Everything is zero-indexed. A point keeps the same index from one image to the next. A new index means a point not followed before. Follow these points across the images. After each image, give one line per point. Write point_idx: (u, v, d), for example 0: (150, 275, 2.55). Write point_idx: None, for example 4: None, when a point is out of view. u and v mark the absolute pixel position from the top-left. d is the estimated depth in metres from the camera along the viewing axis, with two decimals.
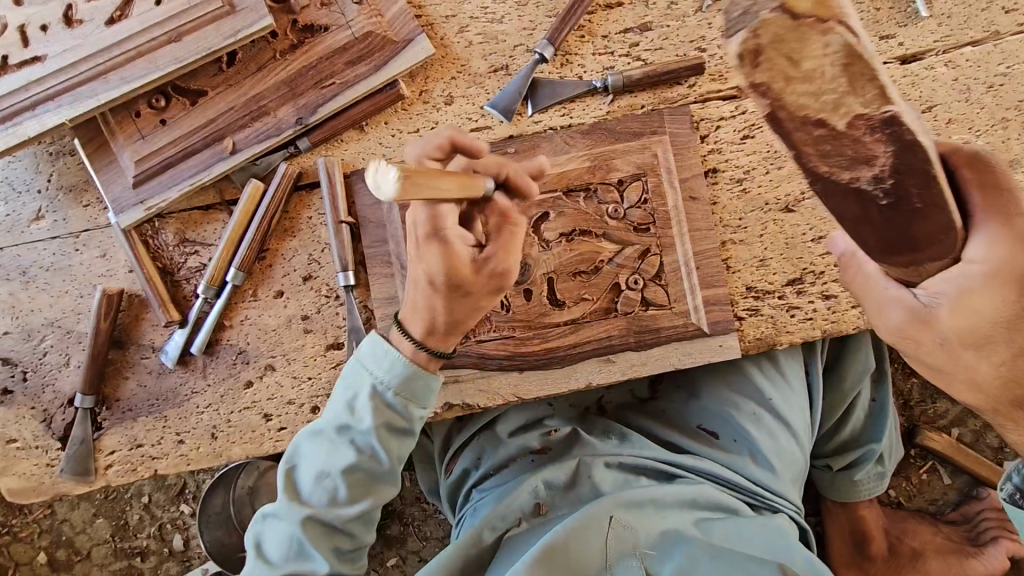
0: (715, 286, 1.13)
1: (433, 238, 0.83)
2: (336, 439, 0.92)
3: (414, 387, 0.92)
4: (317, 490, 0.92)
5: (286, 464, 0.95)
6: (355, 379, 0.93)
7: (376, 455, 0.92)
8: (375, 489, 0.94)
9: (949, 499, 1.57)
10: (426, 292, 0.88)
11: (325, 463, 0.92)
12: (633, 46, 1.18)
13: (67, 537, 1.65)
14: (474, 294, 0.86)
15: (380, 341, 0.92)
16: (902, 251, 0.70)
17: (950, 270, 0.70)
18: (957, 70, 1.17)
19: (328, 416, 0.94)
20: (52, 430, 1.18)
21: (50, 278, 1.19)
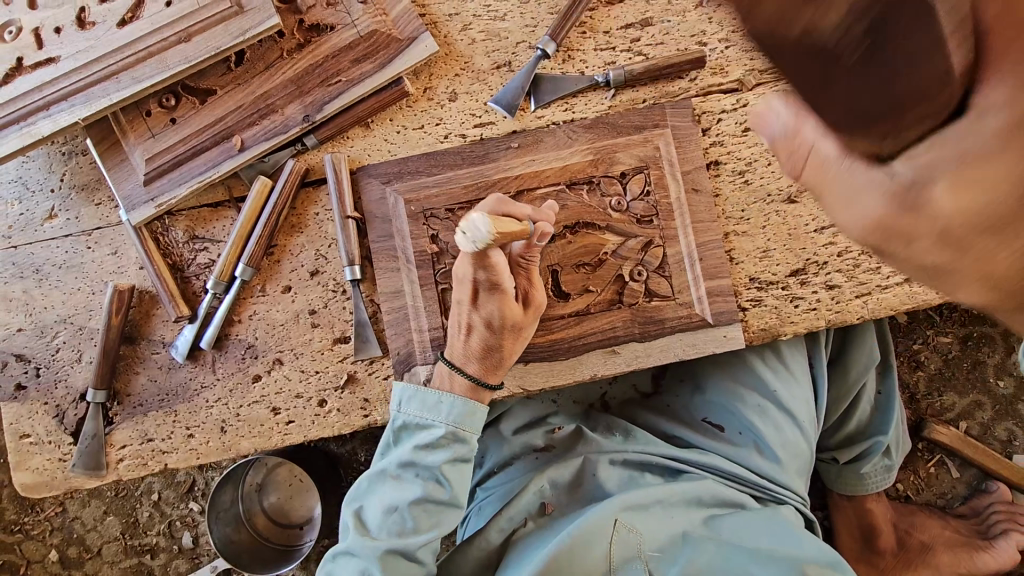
0: (719, 278, 1.14)
1: (489, 292, 0.98)
2: (401, 475, 1.03)
3: (474, 421, 1.04)
4: (387, 523, 1.01)
5: (354, 506, 1.05)
6: (415, 422, 1.05)
7: (442, 487, 1.03)
8: (441, 519, 1.03)
9: (958, 493, 1.57)
10: (480, 335, 1.03)
11: (394, 497, 1.02)
12: (634, 41, 1.20)
13: (78, 535, 1.67)
14: (525, 328, 1.04)
15: (423, 388, 1.05)
16: (871, 121, 0.44)
17: (937, 135, 0.48)
18: None
19: (390, 457, 1.05)
20: (65, 424, 1.20)
21: (63, 275, 1.21)
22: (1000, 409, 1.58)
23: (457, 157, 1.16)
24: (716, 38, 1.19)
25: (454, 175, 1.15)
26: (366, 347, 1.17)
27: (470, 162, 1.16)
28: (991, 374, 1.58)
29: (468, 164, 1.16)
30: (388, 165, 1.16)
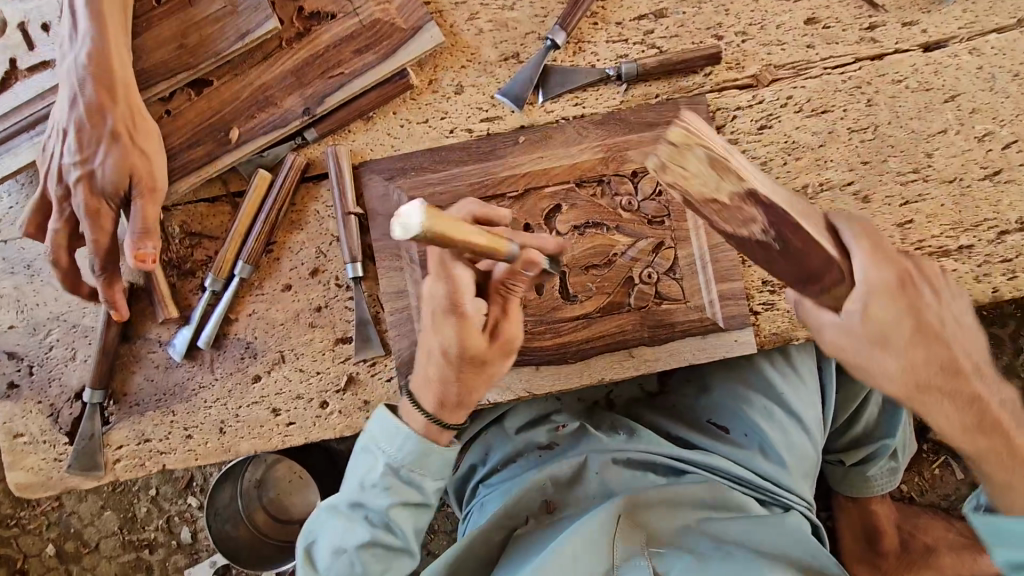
0: (731, 281, 1.11)
1: (449, 315, 0.90)
2: (352, 515, 0.99)
3: (427, 461, 0.99)
4: (336, 565, 0.97)
5: (305, 543, 1.01)
6: (368, 457, 1.00)
7: (392, 529, 0.98)
8: (393, 562, 0.99)
9: (963, 495, 1.56)
10: (438, 362, 0.94)
11: (342, 539, 0.98)
12: (647, 33, 1.15)
13: (75, 530, 1.65)
14: (491, 364, 0.94)
15: (387, 417, 1.00)
16: (807, 282, 0.76)
17: (851, 292, 0.73)
18: (982, 58, 1.13)
19: (344, 496, 1.00)
20: (60, 424, 1.17)
21: (56, 271, 1.18)
22: None
23: (463, 153, 1.12)
24: (733, 32, 1.15)
25: (459, 172, 1.12)
26: (368, 347, 1.14)
27: (477, 159, 1.12)
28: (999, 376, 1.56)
29: (473, 161, 1.12)
30: (390, 161, 1.13)
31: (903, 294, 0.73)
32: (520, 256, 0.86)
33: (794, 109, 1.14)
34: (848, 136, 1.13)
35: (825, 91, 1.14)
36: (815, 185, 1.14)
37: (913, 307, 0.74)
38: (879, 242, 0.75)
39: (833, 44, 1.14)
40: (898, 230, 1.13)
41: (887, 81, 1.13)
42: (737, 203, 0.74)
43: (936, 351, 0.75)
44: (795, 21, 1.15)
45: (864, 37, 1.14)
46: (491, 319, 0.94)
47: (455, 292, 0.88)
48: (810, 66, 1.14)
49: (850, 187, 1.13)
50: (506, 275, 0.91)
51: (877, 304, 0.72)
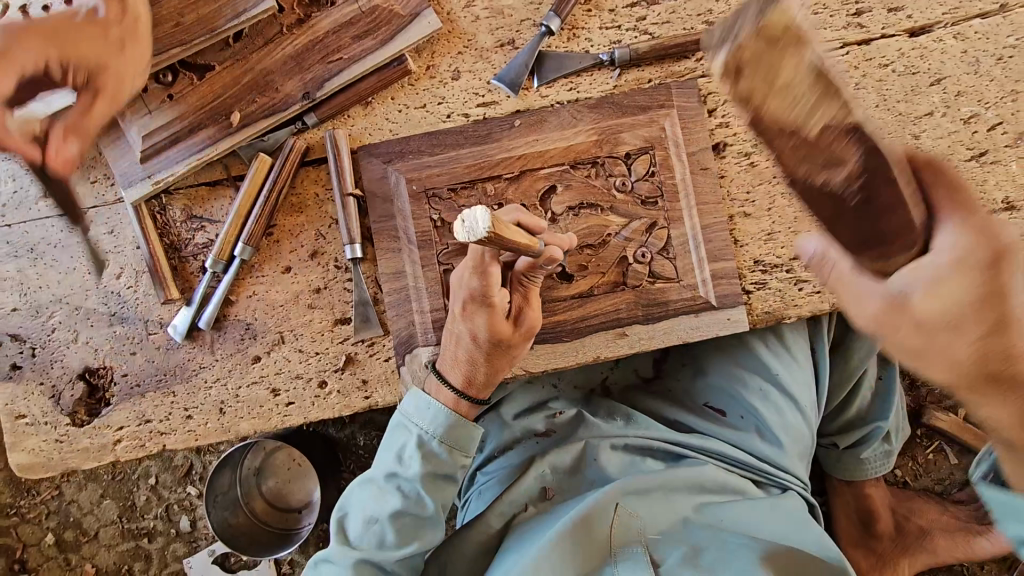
0: (723, 260, 1.13)
1: (477, 305, 0.97)
2: (384, 486, 1.01)
3: (458, 435, 1.02)
4: (367, 535, 0.99)
5: (338, 513, 1.03)
6: (404, 430, 1.03)
7: (422, 501, 1.00)
8: (421, 534, 1.01)
9: (956, 479, 1.57)
10: (467, 348, 1.01)
11: (374, 509, 1.00)
12: (640, 20, 1.18)
13: (74, 518, 1.66)
14: (515, 348, 1.01)
15: (421, 394, 1.04)
16: (872, 245, 0.67)
17: (916, 260, 0.67)
18: (966, 43, 1.16)
19: (377, 467, 1.04)
20: (61, 405, 1.18)
21: (59, 254, 1.19)
22: None
23: (460, 136, 1.14)
24: (724, 18, 1.17)
25: (456, 155, 1.14)
26: (367, 327, 1.16)
27: (473, 142, 1.14)
28: None
29: (470, 144, 1.14)
30: (389, 144, 1.15)
31: (990, 276, 0.67)
32: (543, 255, 0.92)
33: None
34: None
35: None
36: None
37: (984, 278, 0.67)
38: (964, 206, 0.66)
39: (821, 30, 1.17)
40: None
41: (874, 66, 1.16)
42: (837, 136, 0.61)
43: (1005, 342, 0.71)
44: None
45: (851, 23, 1.17)
46: (514, 308, 1.00)
47: (486, 286, 0.94)
48: None
49: None
50: (527, 267, 0.97)
51: (949, 276, 0.66)
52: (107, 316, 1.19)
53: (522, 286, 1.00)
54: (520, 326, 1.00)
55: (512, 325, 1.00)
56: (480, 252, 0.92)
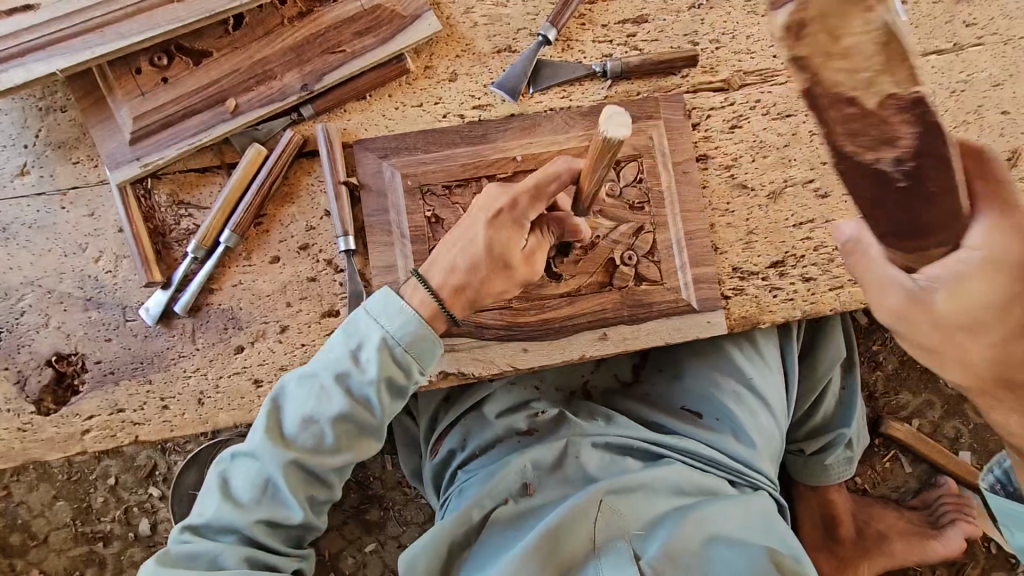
0: (704, 265, 1.18)
1: (509, 220, 0.94)
2: (329, 385, 0.92)
3: (423, 348, 0.94)
4: (303, 436, 0.92)
5: (271, 405, 0.95)
6: (361, 331, 0.94)
7: (370, 409, 0.94)
8: (359, 441, 0.96)
9: (910, 487, 1.66)
10: (472, 254, 0.94)
11: (315, 408, 0.92)
12: (630, 36, 1.24)
13: (23, 521, 1.57)
14: (517, 275, 0.96)
15: (392, 294, 0.94)
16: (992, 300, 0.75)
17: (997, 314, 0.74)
18: (924, 75, 1.26)
19: (324, 362, 0.94)
20: (26, 392, 1.14)
21: (33, 235, 1.15)
22: (949, 408, 1.68)
23: (455, 135, 1.17)
24: (708, 40, 1.25)
25: (451, 154, 1.16)
26: None
27: (469, 142, 1.17)
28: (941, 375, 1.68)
29: (465, 144, 1.17)
30: (385, 139, 1.16)
31: None
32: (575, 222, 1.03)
33: (762, 112, 1.24)
34: (809, 138, 1.24)
35: (789, 97, 1.25)
36: (780, 182, 1.23)
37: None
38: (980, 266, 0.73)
39: None
40: None
41: None
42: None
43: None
44: (763, 33, 1.26)
45: None
46: (530, 245, 0.97)
47: (532, 205, 0.94)
48: (776, 74, 1.25)
49: (811, 185, 1.24)
50: (555, 220, 1.01)
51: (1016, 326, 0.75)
52: (83, 301, 1.15)
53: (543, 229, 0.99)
54: (529, 262, 0.97)
55: (525, 258, 0.96)
56: (557, 173, 0.93)
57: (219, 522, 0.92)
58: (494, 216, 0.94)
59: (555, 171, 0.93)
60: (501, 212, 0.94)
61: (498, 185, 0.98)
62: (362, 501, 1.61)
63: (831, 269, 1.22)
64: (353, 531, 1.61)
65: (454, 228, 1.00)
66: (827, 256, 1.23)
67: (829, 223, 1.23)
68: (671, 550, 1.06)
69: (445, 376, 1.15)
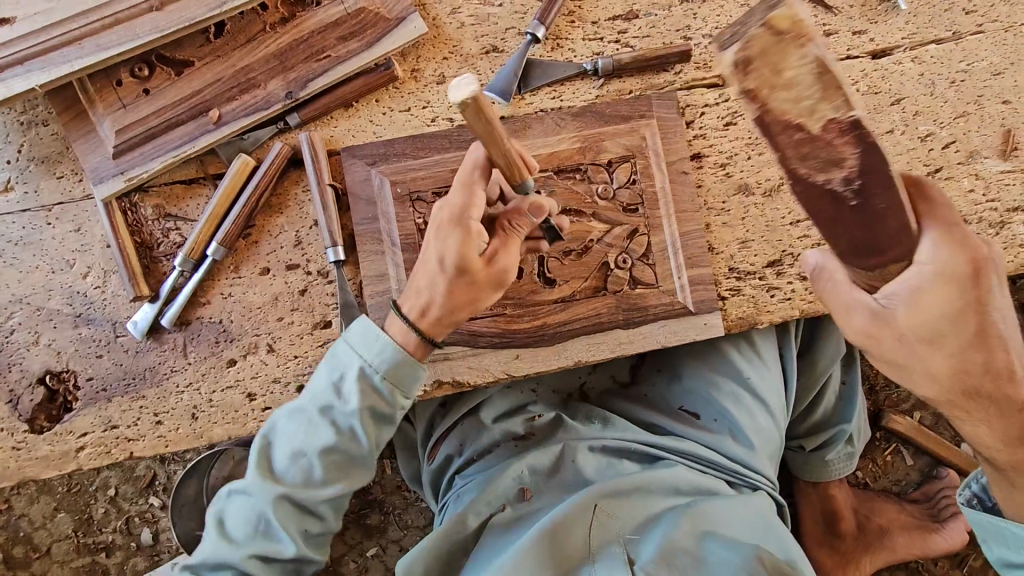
0: (700, 267, 1.16)
1: (453, 227, 0.90)
2: (315, 418, 0.93)
3: (404, 374, 0.93)
4: (293, 469, 0.93)
5: (263, 441, 0.96)
6: (342, 364, 0.94)
7: (356, 439, 0.93)
8: (349, 472, 0.95)
9: (912, 479, 1.66)
10: (429, 271, 0.93)
11: (303, 442, 0.93)
12: (621, 33, 1.22)
13: (24, 534, 1.57)
14: (480, 287, 0.92)
15: (369, 324, 0.94)
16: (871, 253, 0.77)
17: (906, 271, 0.76)
18: (922, 66, 1.24)
19: (310, 397, 0.95)
20: (19, 411, 1.13)
21: (20, 252, 1.14)
22: None
23: (444, 140, 1.15)
24: (701, 35, 1.22)
25: (441, 159, 1.14)
26: None
27: (458, 146, 1.15)
28: None
29: (455, 148, 1.15)
30: (373, 146, 1.14)
31: (971, 288, 0.74)
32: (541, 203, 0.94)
33: None
34: None
35: None
36: (777, 179, 1.21)
37: (978, 314, 0.75)
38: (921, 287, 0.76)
39: None
40: None
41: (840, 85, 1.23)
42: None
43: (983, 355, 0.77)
44: None
45: None
46: (491, 248, 0.92)
47: (469, 205, 0.90)
48: None
49: None
50: (515, 211, 0.95)
51: (932, 285, 0.74)
52: (72, 318, 1.14)
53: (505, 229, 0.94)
54: (489, 265, 0.92)
55: (485, 263, 0.92)
56: (473, 163, 0.90)
57: (214, 559, 0.92)
58: (441, 224, 0.92)
59: (465, 168, 0.90)
60: (442, 225, 0.91)
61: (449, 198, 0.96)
62: (362, 506, 1.61)
63: None
64: (354, 536, 1.61)
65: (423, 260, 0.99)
66: None
67: None
68: (664, 554, 1.04)
69: (439, 385, 1.13)
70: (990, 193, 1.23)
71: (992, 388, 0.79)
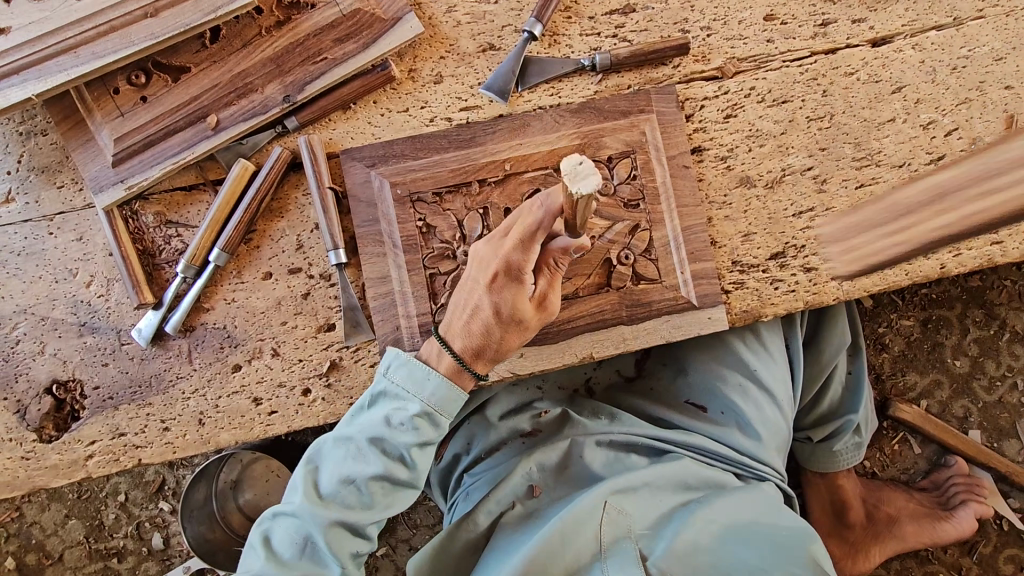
0: (702, 261, 1.16)
1: (508, 279, 0.89)
2: (365, 448, 0.94)
3: (455, 408, 0.96)
4: (341, 495, 0.93)
5: (310, 465, 0.96)
6: (397, 395, 0.96)
7: (406, 466, 0.95)
8: (395, 498, 0.96)
9: (920, 468, 1.65)
10: (483, 320, 0.92)
11: (352, 469, 0.93)
12: (618, 27, 1.21)
13: (37, 541, 1.58)
14: (531, 330, 0.94)
15: (416, 361, 0.96)
16: None
17: None
18: (924, 53, 1.22)
19: (359, 426, 0.96)
20: (27, 421, 1.13)
21: (23, 262, 1.14)
22: (957, 387, 1.66)
23: (443, 140, 1.14)
24: (698, 27, 1.21)
25: (440, 159, 1.14)
26: (357, 332, 1.13)
27: (457, 145, 1.14)
28: (949, 354, 1.66)
29: (454, 147, 1.14)
30: (371, 148, 1.13)
31: None
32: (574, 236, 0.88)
33: (757, 99, 1.21)
34: (806, 124, 1.21)
35: (784, 83, 1.21)
36: (778, 171, 1.20)
37: None
38: None
39: (791, 39, 1.22)
40: (854, 211, 1.21)
41: (840, 74, 1.22)
42: None
43: None
44: (755, 17, 1.22)
45: (818, 33, 1.22)
46: (541, 291, 0.92)
47: (524, 258, 0.88)
48: (770, 59, 1.22)
49: (810, 172, 1.21)
50: (561, 252, 0.89)
51: None
52: (77, 327, 1.14)
53: (549, 268, 0.93)
54: (540, 309, 0.93)
55: (535, 307, 0.92)
56: (537, 223, 0.85)
57: None
58: (495, 280, 0.89)
59: (535, 218, 0.85)
60: (497, 275, 0.89)
61: (490, 237, 0.93)
62: None
63: (832, 258, 1.20)
64: None
65: (455, 289, 0.98)
66: (828, 245, 1.20)
67: (830, 211, 1.21)
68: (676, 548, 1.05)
69: None
70: (994, 179, 1.22)
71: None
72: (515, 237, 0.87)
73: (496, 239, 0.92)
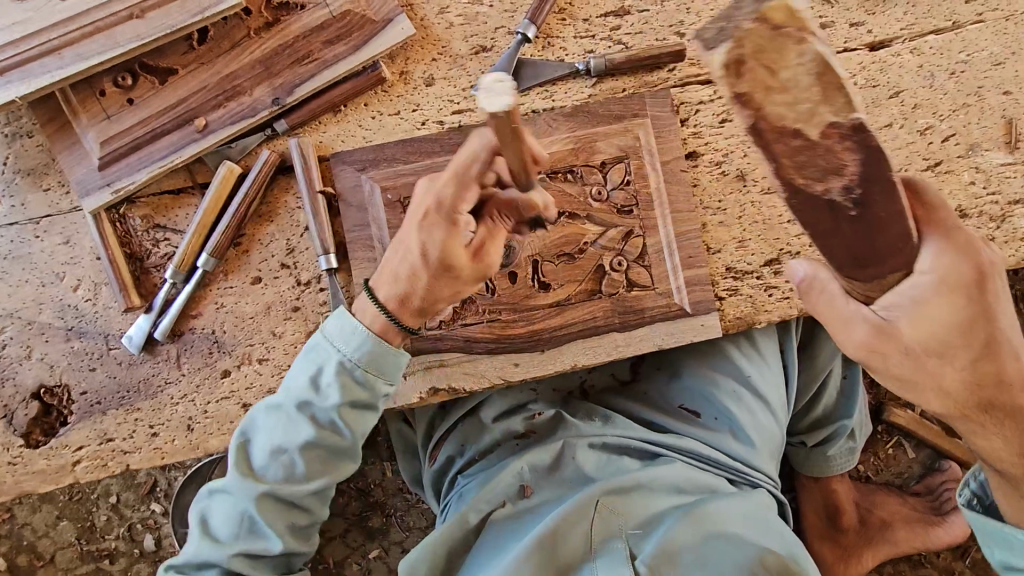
0: (696, 267, 1.15)
1: (439, 217, 0.87)
2: (292, 414, 0.91)
3: (385, 364, 0.92)
4: (273, 466, 0.91)
5: (240, 439, 0.94)
6: (321, 355, 0.92)
7: (338, 432, 0.92)
8: (332, 465, 0.94)
9: (914, 472, 1.65)
10: (411, 262, 0.89)
11: (282, 439, 0.91)
12: (613, 29, 1.19)
13: (28, 542, 1.58)
14: (461, 279, 0.91)
15: (346, 317, 0.92)
16: None
17: None
18: (922, 57, 1.21)
19: (287, 393, 0.92)
20: (14, 426, 1.13)
21: (9, 266, 1.13)
22: None
23: (435, 144, 1.13)
24: (695, 29, 1.20)
25: (431, 163, 1.12)
26: None
27: (449, 149, 1.13)
28: None
29: (446, 151, 1.13)
30: (361, 151, 1.12)
31: None
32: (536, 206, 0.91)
33: None
34: None
35: None
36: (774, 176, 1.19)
37: None
38: None
39: None
40: None
41: None
42: None
43: None
44: None
45: None
46: (476, 240, 0.90)
47: (459, 196, 0.86)
48: None
49: None
50: (504, 204, 0.91)
51: None
52: (64, 331, 1.13)
53: (490, 220, 0.91)
54: (474, 257, 0.90)
55: (468, 255, 0.90)
56: (473, 155, 0.84)
57: (198, 559, 0.91)
58: (429, 212, 0.87)
59: (474, 153, 0.84)
60: (428, 212, 0.87)
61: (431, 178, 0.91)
62: (364, 509, 1.61)
63: None
64: (356, 538, 1.61)
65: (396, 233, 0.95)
66: None
67: None
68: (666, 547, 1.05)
69: (435, 392, 1.13)
70: (990, 186, 1.21)
71: (1001, 398, 0.79)
72: (450, 171, 0.85)
73: (436, 176, 0.89)
